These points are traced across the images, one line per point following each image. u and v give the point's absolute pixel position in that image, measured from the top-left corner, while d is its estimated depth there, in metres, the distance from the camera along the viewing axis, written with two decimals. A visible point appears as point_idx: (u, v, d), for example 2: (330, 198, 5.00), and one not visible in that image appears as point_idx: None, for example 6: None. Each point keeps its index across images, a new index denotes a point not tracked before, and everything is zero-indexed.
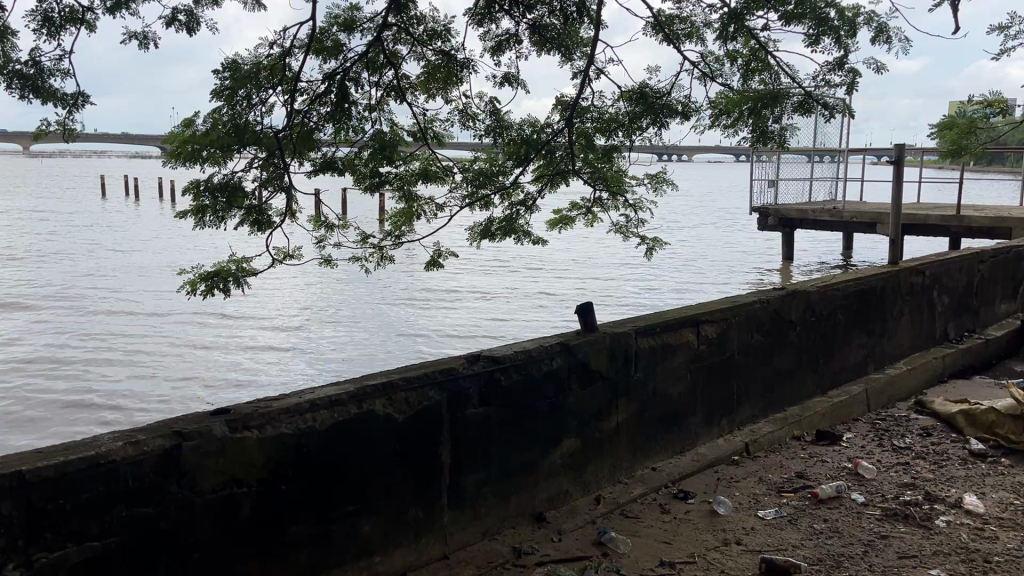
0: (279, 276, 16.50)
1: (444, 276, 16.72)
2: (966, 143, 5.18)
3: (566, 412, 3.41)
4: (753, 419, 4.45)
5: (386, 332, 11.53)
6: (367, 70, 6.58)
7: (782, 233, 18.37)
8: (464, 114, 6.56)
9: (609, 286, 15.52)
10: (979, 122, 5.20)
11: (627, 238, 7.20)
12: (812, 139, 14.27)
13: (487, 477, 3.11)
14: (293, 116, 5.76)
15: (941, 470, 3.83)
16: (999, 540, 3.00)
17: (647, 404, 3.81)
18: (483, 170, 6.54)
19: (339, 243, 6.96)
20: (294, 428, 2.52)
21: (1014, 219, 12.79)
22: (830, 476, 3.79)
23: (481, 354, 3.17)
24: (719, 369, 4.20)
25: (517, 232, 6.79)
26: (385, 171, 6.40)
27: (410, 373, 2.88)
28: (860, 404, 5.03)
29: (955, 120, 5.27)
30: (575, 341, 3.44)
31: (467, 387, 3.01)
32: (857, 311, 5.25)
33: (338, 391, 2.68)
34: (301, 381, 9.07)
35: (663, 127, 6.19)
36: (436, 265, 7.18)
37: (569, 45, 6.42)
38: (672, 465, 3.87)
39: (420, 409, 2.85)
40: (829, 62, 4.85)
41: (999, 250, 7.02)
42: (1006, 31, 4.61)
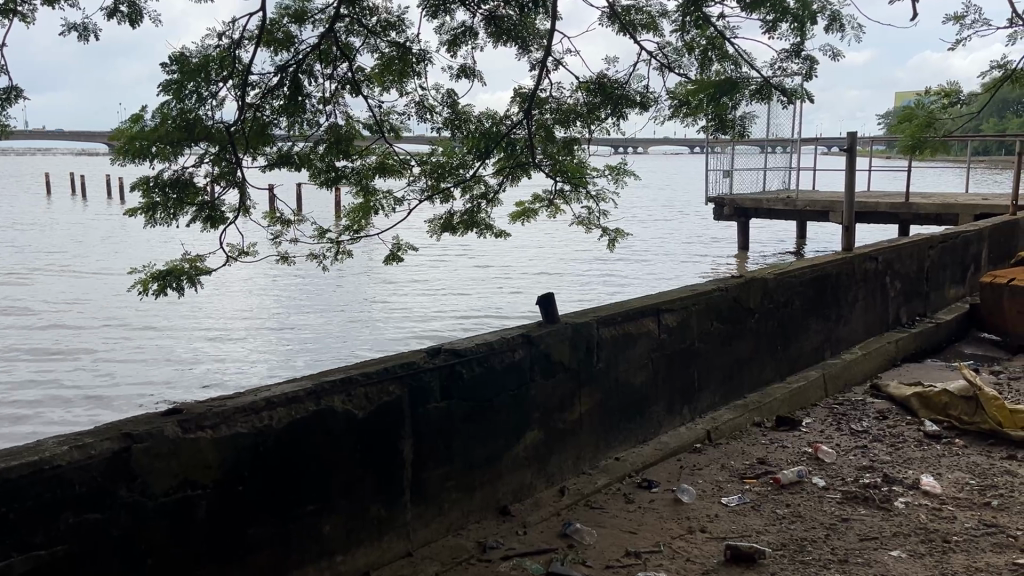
0: (235, 275, 16.25)
1: (402, 272, 16.61)
2: (924, 140, 5.25)
3: (528, 404, 3.39)
4: (714, 406, 4.49)
5: (347, 330, 11.44)
6: (321, 62, 6.49)
7: (738, 223, 18.60)
8: (422, 106, 6.50)
9: (570, 279, 15.60)
10: (934, 111, 5.28)
11: (589, 230, 7.22)
12: (766, 130, 14.49)
13: (451, 472, 3.08)
14: (246, 110, 5.66)
15: (898, 453, 3.90)
16: (957, 519, 3.04)
17: (610, 394, 3.81)
18: (442, 163, 6.50)
19: (296, 239, 6.83)
20: (250, 427, 2.46)
21: (961, 205, 13.14)
22: (791, 461, 3.83)
23: (442, 348, 3.13)
24: (679, 357, 4.22)
25: (479, 226, 6.78)
26: (342, 166, 6.35)
27: (369, 368, 2.84)
28: (818, 389, 5.10)
29: (914, 114, 5.35)
30: (536, 333, 3.42)
31: (428, 382, 2.98)
32: (812, 298, 5.32)
33: (295, 388, 2.62)
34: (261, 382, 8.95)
35: (622, 118, 6.19)
36: (395, 261, 7.10)
37: (526, 36, 6.39)
38: (635, 454, 3.88)
39: (381, 404, 2.81)
40: (785, 49, 4.89)
41: (947, 236, 7.18)
42: (962, 21, 4.62)
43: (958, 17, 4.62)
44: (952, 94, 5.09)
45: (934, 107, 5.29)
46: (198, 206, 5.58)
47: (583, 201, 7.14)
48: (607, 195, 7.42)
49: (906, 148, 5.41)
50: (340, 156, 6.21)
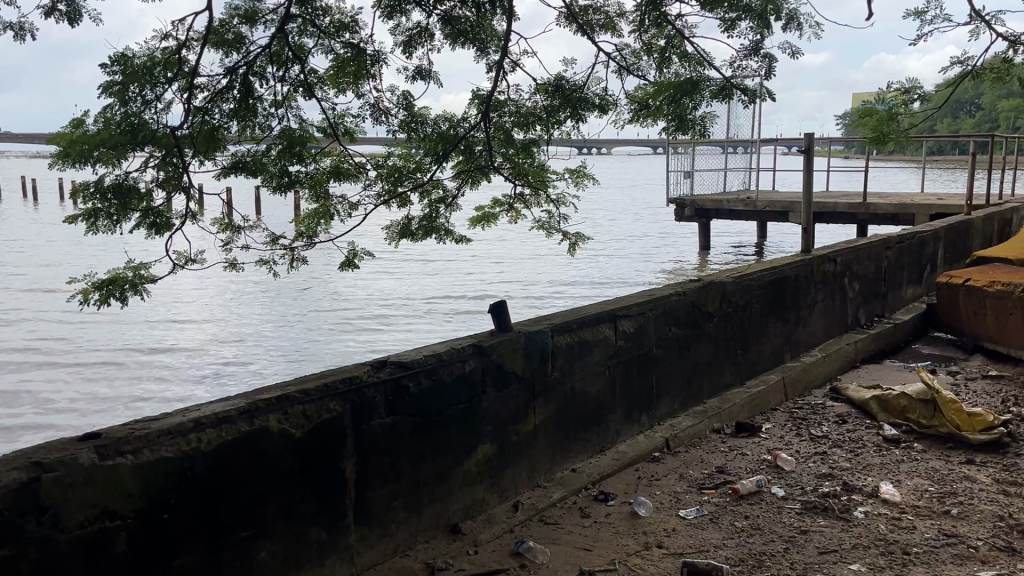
0: (190, 283, 15.90)
1: (362, 278, 16.39)
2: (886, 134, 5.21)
3: (480, 417, 3.27)
4: (672, 412, 4.40)
5: (306, 338, 11.25)
6: (272, 64, 6.30)
7: (699, 224, 18.67)
8: (377, 108, 6.34)
9: (532, 283, 15.53)
10: (894, 108, 5.25)
11: (550, 235, 7.11)
12: (726, 130, 14.55)
13: (397, 490, 2.95)
14: (194, 113, 5.47)
15: (857, 459, 3.84)
16: (917, 530, 2.98)
17: (566, 403, 3.70)
18: (398, 166, 6.33)
19: (247, 245, 6.60)
20: (176, 451, 2.31)
21: (917, 205, 13.30)
22: (750, 469, 3.75)
23: (387, 360, 3.00)
24: (637, 364, 4.12)
25: (438, 231, 6.64)
26: (295, 170, 6.14)
27: (308, 384, 2.69)
28: (777, 393, 5.05)
29: (874, 111, 5.32)
30: (488, 342, 3.30)
31: (372, 397, 2.84)
32: (771, 300, 5.26)
33: (226, 408, 2.47)
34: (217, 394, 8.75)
35: (581, 120, 6.07)
36: (351, 268, 6.91)
37: (483, 38, 6.26)
38: (593, 465, 3.77)
39: (321, 421, 2.67)
40: (744, 48, 4.83)
41: (904, 236, 7.20)
42: (922, 16, 4.60)
43: (919, 12, 4.59)
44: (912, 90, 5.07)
45: (894, 105, 5.27)
46: (141, 212, 5.36)
47: (543, 204, 7.04)
48: (567, 199, 7.32)
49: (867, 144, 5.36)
50: (293, 160, 6.00)
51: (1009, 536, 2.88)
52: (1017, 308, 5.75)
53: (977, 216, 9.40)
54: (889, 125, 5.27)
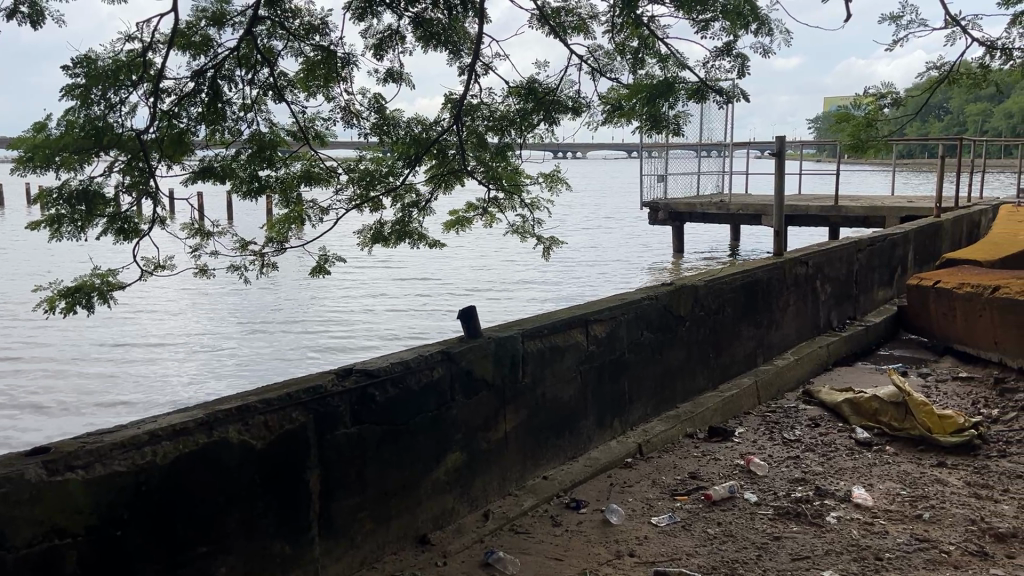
0: (159, 290, 15.66)
1: (336, 284, 16.25)
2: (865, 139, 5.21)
3: (449, 425, 3.21)
4: (645, 418, 4.37)
5: (280, 346, 11.12)
6: (240, 67, 6.20)
7: (673, 227, 18.73)
8: (348, 111, 6.26)
9: (508, 288, 15.48)
10: (871, 113, 5.27)
11: (525, 239, 7.06)
12: (699, 134, 14.61)
13: (363, 502, 2.88)
14: (160, 117, 5.40)
15: (829, 463, 3.83)
16: (889, 534, 2.96)
17: (537, 409, 3.65)
18: (370, 170, 6.24)
19: (217, 251, 6.47)
20: (130, 465, 2.23)
21: (887, 208, 13.43)
22: (722, 475, 3.73)
23: (353, 368, 2.94)
24: (609, 369, 4.08)
25: (411, 236, 6.56)
26: (265, 174, 6.05)
27: (270, 394, 2.62)
28: (750, 397, 5.03)
29: (852, 115, 5.33)
30: (456, 348, 3.24)
31: (336, 407, 2.78)
32: (743, 303, 5.25)
33: (183, 419, 2.40)
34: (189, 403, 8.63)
35: (554, 124, 5.97)
36: (322, 273, 6.80)
37: (455, 41, 6.19)
38: (564, 472, 3.72)
39: (283, 431, 2.60)
40: (717, 48, 4.82)
41: (874, 239, 7.24)
42: (898, 20, 4.61)
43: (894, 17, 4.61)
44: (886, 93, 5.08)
45: (870, 109, 5.29)
46: (108, 218, 5.23)
47: (517, 209, 6.99)
48: (542, 203, 7.27)
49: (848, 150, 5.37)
50: (262, 165, 5.91)
51: (981, 540, 2.87)
52: (985, 309, 5.66)
53: (947, 219, 9.48)
54: (867, 130, 5.28)
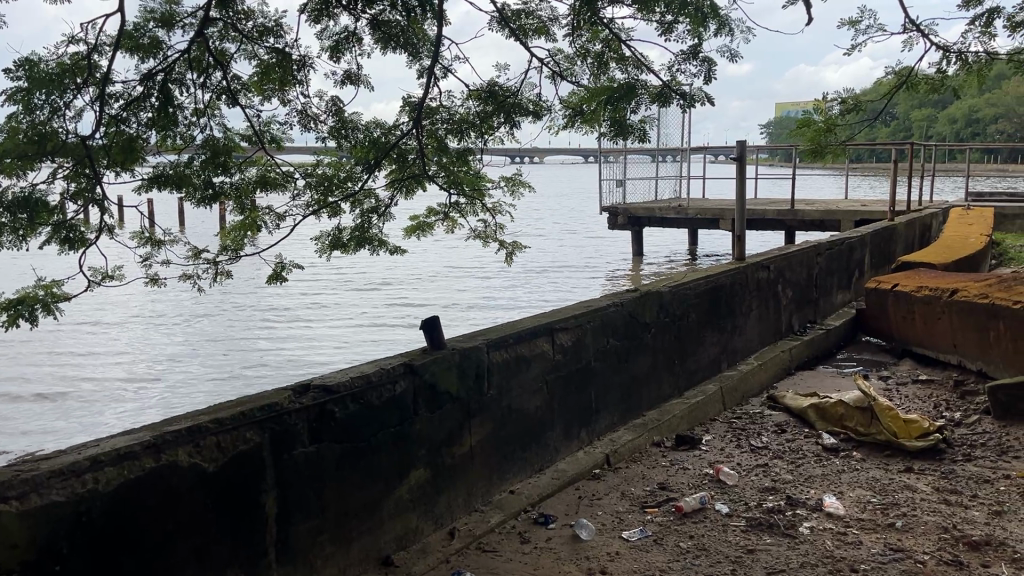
0: (108, 302, 15.20)
1: (292, 293, 15.95)
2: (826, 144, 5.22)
3: (412, 441, 3.09)
4: (612, 427, 4.29)
5: (236, 357, 10.85)
6: (192, 70, 6.01)
7: (632, 232, 18.81)
8: (304, 115, 6.10)
9: (468, 295, 15.36)
10: (830, 118, 5.29)
11: (487, 245, 6.95)
12: (657, 140, 14.69)
13: (324, 524, 2.74)
14: (107, 123, 5.35)
15: (799, 470, 3.79)
16: (863, 545, 2.91)
17: (503, 422, 3.54)
18: (328, 175, 6.08)
19: (169, 259, 6.22)
20: (69, 494, 2.07)
21: (841, 210, 13.63)
22: (692, 485, 3.66)
23: (311, 384, 2.81)
24: (575, 379, 4.00)
25: (371, 242, 6.40)
26: (219, 181, 5.89)
27: (223, 413, 2.48)
28: (716, 403, 4.99)
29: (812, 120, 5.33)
30: (420, 360, 3.12)
31: (294, 425, 2.65)
32: (707, 309, 5.21)
33: (129, 442, 2.25)
34: (142, 419, 8.35)
35: (515, 127, 5.86)
36: (279, 281, 6.60)
37: (414, 43, 6.07)
38: (532, 485, 3.62)
39: (237, 452, 2.47)
40: (683, 51, 4.79)
41: (833, 243, 7.29)
42: (856, 25, 4.61)
43: (851, 22, 4.61)
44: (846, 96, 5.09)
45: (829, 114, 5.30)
46: (53, 226, 4.99)
47: (478, 213, 6.88)
48: (504, 208, 7.17)
49: (809, 155, 5.38)
50: (217, 171, 5.79)
51: (955, 548, 2.83)
52: (944, 312, 5.60)
53: (901, 221, 9.61)
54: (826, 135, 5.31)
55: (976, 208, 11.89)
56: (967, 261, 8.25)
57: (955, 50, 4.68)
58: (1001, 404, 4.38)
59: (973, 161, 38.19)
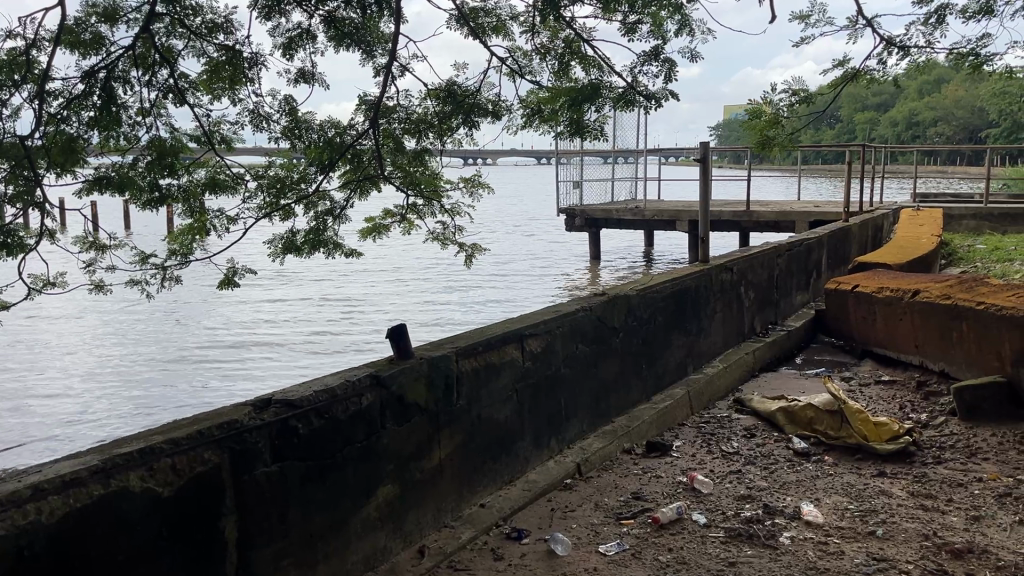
0: (49, 310, 14.65)
1: (243, 298, 15.56)
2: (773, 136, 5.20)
3: (379, 456, 2.94)
4: (581, 434, 4.18)
5: (186, 365, 10.52)
6: (136, 67, 5.77)
7: (589, 233, 18.81)
8: (256, 114, 5.88)
9: (424, 299, 15.18)
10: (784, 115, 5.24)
11: (446, 247, 6.80)
12: (612, 142, 14.70)
13: (287, 547, 2.58)
14: (47, 122, 5.27)
15: (773, 477, 3.74)
16: (846, 555, 2.85)
17: (472, 433, 3.41)
18: (280, 177, 5.87)
19: (114, 265, 5.93)
20: (10, 528, 1.89)
21: (795, 212, 13.78)
22: (667, 494, 3.58)
23: (272, 399, 2.65)
24: (545, 386, 3.88)
25: (326, 245, 6.20)
26: (166, 183, 5.71)
27: (178, 432, 2.32)
28: (684, 407, 4.92)
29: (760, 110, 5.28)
30: (387, 371, 2.98)
31: (254, 444, 2.49)
32: (673, 312, 5.14)
33: (76, 467, 2.07)
34: (88, 432, 8.03)
35: (474, 127, 5.73)
36: (231, 287, 6.35)
37: (370, 41, 5.88)
38: (503, 498, 3.49)
39: (195, 475, 2.30)
40: (646, 52, 4.72)
41: (793, 244, 7.30)
42: (807, 19, 4.58)
43: (801, 16, 4.58)
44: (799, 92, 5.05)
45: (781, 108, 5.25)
46: None
47: (436, 215, 6.73)
48: (462, 210, 7.03)
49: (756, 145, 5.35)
50: (163, 174, 5.62)
51: (937, 557, 2.80)
52: (906, 313, 5.62)
53: (855, 222, 9.69)
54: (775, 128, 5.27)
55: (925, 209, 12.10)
56: (921, 261, 8.36)
57: (899, 44, 4.66)
58: (968, 405, 4.40)
59: (916, 162, 39.19)
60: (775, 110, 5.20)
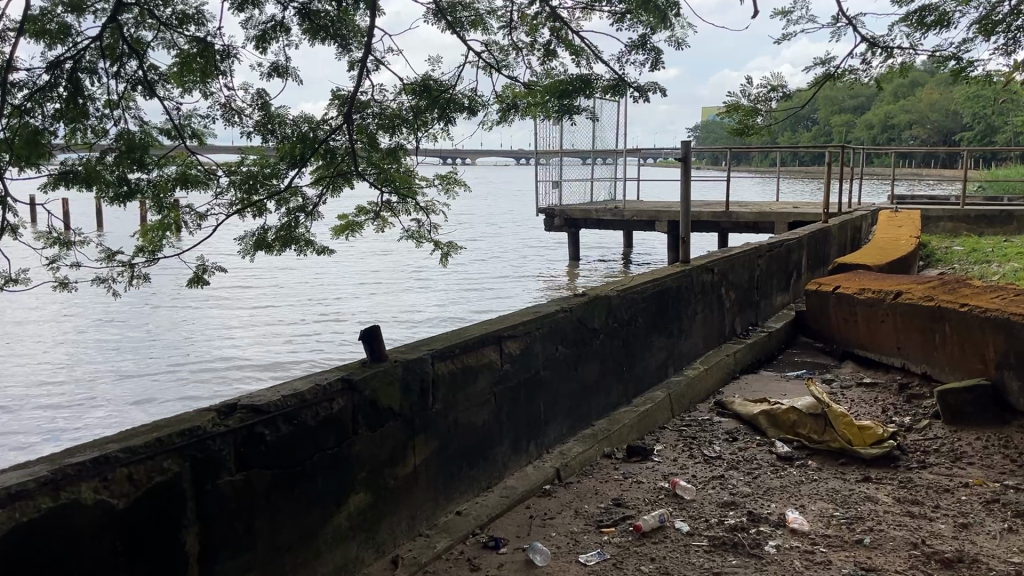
0: (17, 309, 14.34)
1: (216, 298, 15.34)
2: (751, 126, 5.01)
3: (350, 464, 2.81)
4: (561, 439, 4.08)
5: (159, 366, 10.32)
6: (104, 58, 5.59)
7: (567, 233, 18.76)
8: (228, 108, 5.73)
9: (402, 300, 15.04)
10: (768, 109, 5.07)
11: (421, 245, 6.68)
12: (592, 141, 14.66)
13: (253, 560, 2.46)
14: (11, 114, 5.12)
15: (756, 482, 3.66)
16: (833, 564, 2.78)
17: (448, 438, 3.30)
18: (253, 173, 5.70)
19: (80, 262, 5.74)
20: None
21: (775, 213, 13.77)
22: (648, 501, 3.49)
23: (237, 405, 2.52)
24: (523, 389, 3.77)
25: (298, 242, 6.06)
26: (135, 177, 5.57)
27: (136, 440, 2.19)
28: (665, 410, 4.82)
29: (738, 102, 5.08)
30: (359, 375, 2.86)
31: (218, 452, 2.35)
32: (654, 313, 5.05)
33: (24, 479, 1.93)
34: (56, 436, 7.82)
35: (450, 123, 5.61)
36: (201, 285, 6.18)
37: (345, 34, 5.75)
38: (479, 505, 3.38)
39: (153, 486, 2.16)
40: (632, 41, 4.63)
41: (773, 245, 7.24)
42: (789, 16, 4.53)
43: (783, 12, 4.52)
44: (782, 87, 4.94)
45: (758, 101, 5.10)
46: None
47: (410, 213, 6.59)
48: (438, 207, 6.91)
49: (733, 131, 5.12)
50: (131, 168, 5.50)
51: (927, 566, 2.73)
52: (888, 315, 5.57)
53: (834, 223, 9.66)
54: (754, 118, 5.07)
55: (903, 211, 12.13)
56: (900, 262, 8.35)
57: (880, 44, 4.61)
58: (951, 408, 4.35)
59: (893, 165, 39.52)
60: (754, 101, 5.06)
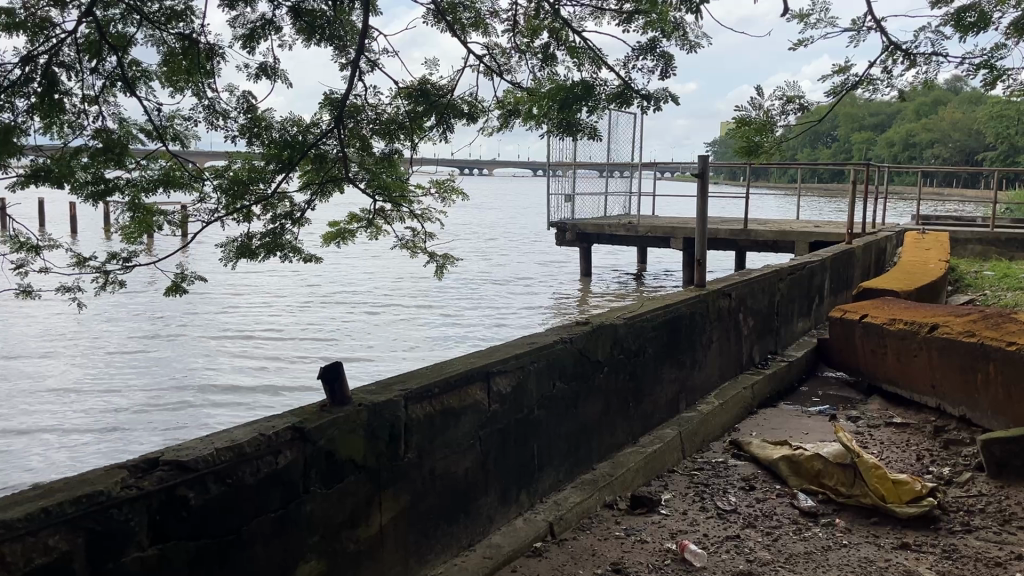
0: (15, 321, 14.06)
1: (217, 312, 15.01)
2: (762, 142, 4.51)
3: (299, 528, 2.39)
4: (557, 486, 3.63)
5: (152, 387, 9.96)
6: (83, 54, 5.24)
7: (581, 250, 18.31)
8: (212, 111, 5.35)
9: (407, 319, 14.64)
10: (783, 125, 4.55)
11: (415, 255, 6.23)
12: (606, 156, 14.24)
13: None
14: None
15: (776, 545, 3.21)
16: None
17: (423, 492, 2.86)
18: (238, 177, 5.29)
19: (49, 267, 5.30)
20: None
21: (796, 231, 13.28)
22: (653, 566, 3.05)
23: (159, 461, 2.11)
24: (515, 432, 3.34)
25: (284, 249, 5.64)
26: (113, 175, 5.21)
27: (14, 511, 1.77)
28: (674, 451, 4.36)
29: (749, 115, 4.56)
30: (314, 423, 2.44)
31: (125, 520, 1.94)
32: (665, 342, 4.61)
33: None
34: (39, 463, 7.46)
35: (449, 130, 5.18)
36: (179, 292, 5.76)
37: (341, 37, 5.36)
38: (456, 569, 2.94)
39: (32, 571, 1.75)
40: (639, 46, 4.20)
41: (794, 266, 6.77)
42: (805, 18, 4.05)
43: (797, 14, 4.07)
44: (797, 99, 4.45)
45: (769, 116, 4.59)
46: None
47: (405, 221, 6.15)
48: (436, 217, 6.46)
49: (742, 151, 4.63)
50: (108, 166, 5.09)
51: None
52: (922, 349, 5.09)
53: (857, 243, 9.15)
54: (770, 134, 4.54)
55: (929, 232, 11.62)
56: (929, 288, 7.83)
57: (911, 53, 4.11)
58: (998, 460, 3.87)
59: (915, 186, 38.82)
60: (767, 115, 4.54)
